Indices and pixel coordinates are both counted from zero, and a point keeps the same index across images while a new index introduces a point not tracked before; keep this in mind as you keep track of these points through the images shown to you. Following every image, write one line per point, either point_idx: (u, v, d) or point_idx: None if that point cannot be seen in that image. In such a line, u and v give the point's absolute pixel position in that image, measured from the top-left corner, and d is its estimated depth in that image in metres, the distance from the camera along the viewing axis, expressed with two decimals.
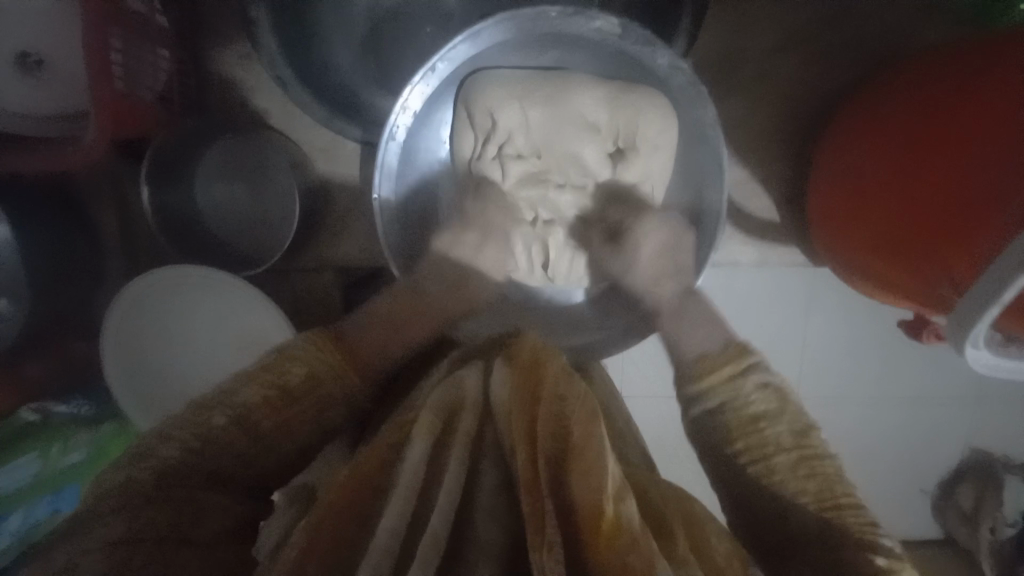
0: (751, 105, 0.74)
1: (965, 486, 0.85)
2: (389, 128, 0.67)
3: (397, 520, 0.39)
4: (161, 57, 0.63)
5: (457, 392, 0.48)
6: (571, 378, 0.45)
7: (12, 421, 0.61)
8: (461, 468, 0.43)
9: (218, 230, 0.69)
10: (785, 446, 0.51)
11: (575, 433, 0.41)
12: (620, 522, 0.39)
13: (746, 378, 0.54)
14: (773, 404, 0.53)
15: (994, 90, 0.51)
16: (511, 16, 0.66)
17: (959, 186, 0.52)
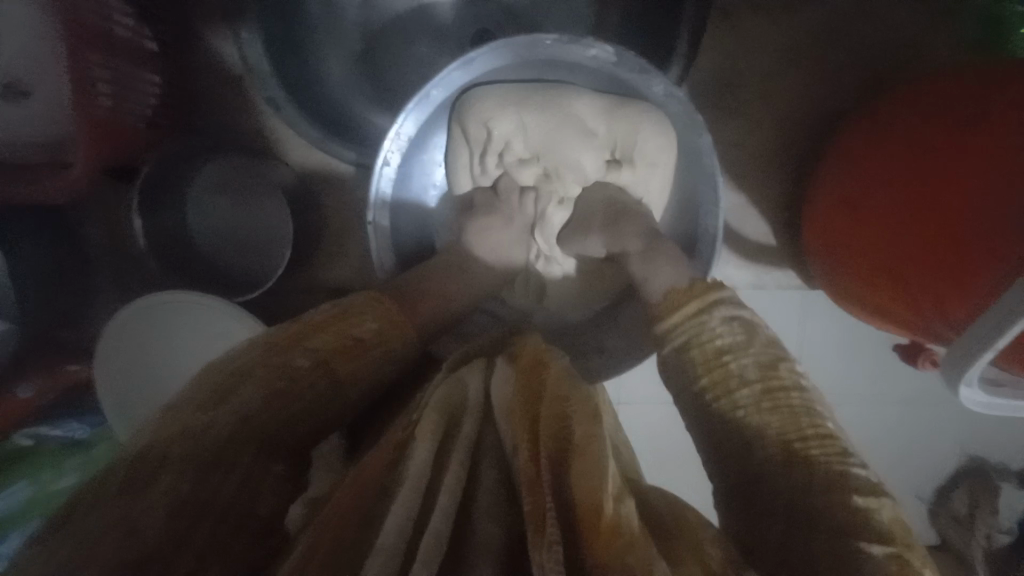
0: (741, 132, 0.76)
1: (961, 492, 0.83)
2: (383, 154, 0.66)
3: (403, 518, 0.40)
4: (148, 81, 0.67)
5: (457, 396, 0.50)
6: (570, 378, 0.48)
7: (6, 446, 0.68)
8: (463, 464, 0.45)
9: (211, 253, 0.73)
10: (747, 378, 0.49)
11: (578, 433, 0.43)
12: (620, 522, 0.39)
13: (712, 313, 0.52)
14: (739, 335, 0.50)
15: (1002, 133, 0.49)
16: (505, 43, 0.64)
17: (962, 227, 0.51)
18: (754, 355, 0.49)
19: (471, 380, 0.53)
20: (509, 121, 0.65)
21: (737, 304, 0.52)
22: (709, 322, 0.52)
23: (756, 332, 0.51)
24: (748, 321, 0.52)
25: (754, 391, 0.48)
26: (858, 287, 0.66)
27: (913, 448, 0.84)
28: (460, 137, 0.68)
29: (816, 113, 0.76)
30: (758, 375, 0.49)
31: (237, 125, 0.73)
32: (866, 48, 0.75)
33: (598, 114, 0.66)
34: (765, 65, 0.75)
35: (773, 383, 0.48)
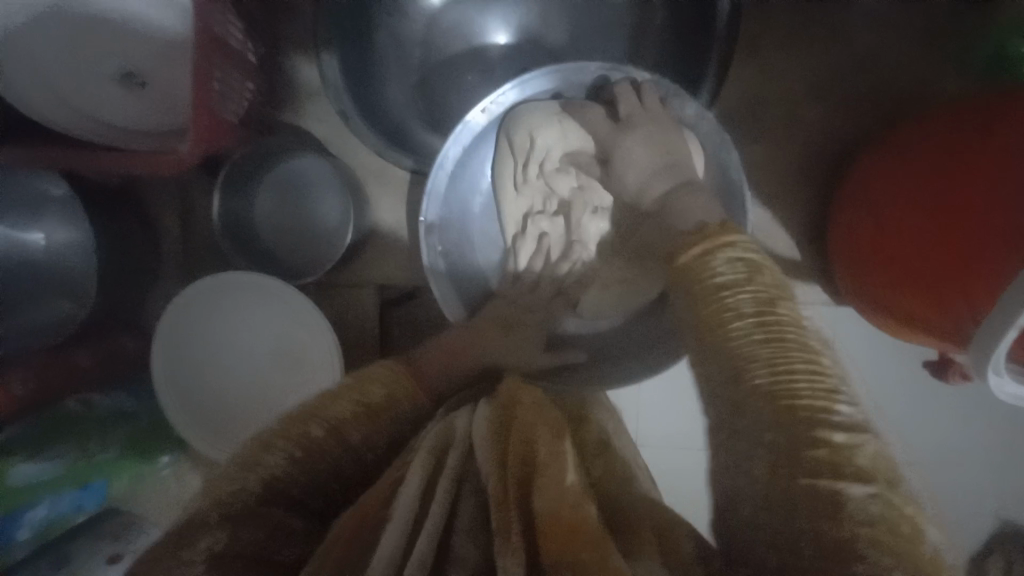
0: (761, 161, 0.83)
1: (997, 558, 0.84)
2: (440, 158, 0.74)
3: (393, 546, 0.42)
4: (246, 88, 0.74)
5: (449, 432, 0.51)
6: (541, 408, 0.54)
7: (59, 409, 0.74)
8: (445, 498, 0.45)
9: (274, 242, 0.80)
10: (745, 314, 0.47)
11: (542, 452, 0.46)
12: (580, 523, 0.41)
13: (716, 253, 0.51)
14: (739, 274, 0.49)
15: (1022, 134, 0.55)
16: (556, 69, 0.74)
17: (993, 216, 0.55)
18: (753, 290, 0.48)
19: (461, 417, 0.54)
20: (550, 131, 0.71)
21: (743, 246, 0.51)
22: (716, 259, 0.51)
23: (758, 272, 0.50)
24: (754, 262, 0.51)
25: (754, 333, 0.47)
26: (879, 299, 0.71)
27: (940, 492, 0.86)
28: (506, 153, 0.75)
29: (830, 150, 0.83)
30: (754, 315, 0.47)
31: (310, 133, 0.83)
32: (879, 96, 0.82)
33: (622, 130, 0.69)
34: (783, 106, 0.83)
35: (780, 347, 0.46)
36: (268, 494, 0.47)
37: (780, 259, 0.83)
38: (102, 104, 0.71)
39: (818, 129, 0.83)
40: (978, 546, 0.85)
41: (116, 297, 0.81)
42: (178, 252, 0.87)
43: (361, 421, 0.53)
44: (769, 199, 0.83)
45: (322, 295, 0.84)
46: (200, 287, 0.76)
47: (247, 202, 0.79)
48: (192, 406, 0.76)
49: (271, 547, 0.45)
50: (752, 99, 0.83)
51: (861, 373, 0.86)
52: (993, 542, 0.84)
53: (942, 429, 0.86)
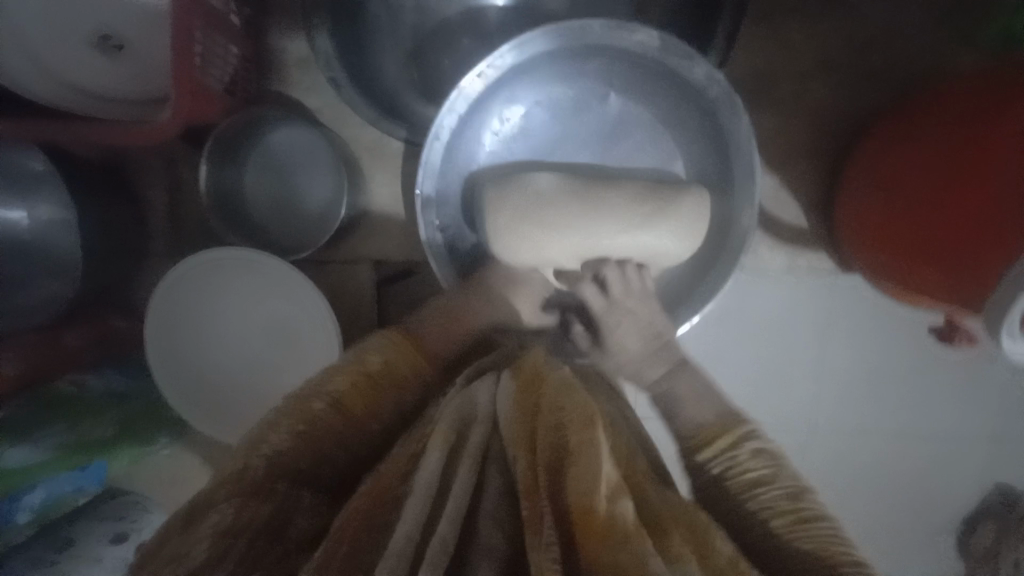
0: (769, 127, 0.80)
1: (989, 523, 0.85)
2: (435, 128, 0.68)
3: (414, 519, 0.42)
4: (230, 53, 0.71)
5: (467, 407, 0.52)
6: (569, 388, 0.49)
7: (52, 390, 0.72)
8: (468, 482, 0.46)
9: (264, 216, 0.77)
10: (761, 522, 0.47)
11: (573, 441, 0.44)
12: (614, 522, 0.40)
13: (743, 445, 0.52)
14: (771, 470, 0.49)
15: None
16: (557, 28, 0.66)
17: (1001, 183, 0.53)
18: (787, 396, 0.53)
19: (480, 392, 0.54)
20: (560, 185, 0.68)
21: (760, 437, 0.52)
22: (741, 456, 0.51)
23: None
24: None
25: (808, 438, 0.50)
26: (887, 267, 0.69)
27: (939, 468, 0.86)
28: (508, 193, 0.68)
29: (840, 115, 0.80)
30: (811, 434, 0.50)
31: (299, 103, 0.79)
32: (895, 60, 0.79)
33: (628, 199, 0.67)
34: (794, 69, 0.80)
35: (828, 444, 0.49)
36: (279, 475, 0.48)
37: (784, 229, 0.81)
38: (72, 65, 0.66)
39: (828, 93, 0.80)
40: (973, 517, 0.86)
41: (110, 273, 0.78)
42: (166, 229, 0.84)
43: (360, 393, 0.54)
44: (776, 167, 0.81)
45: (316, 272, 0.81)
46: (186, 265, 0.73)
47: (235, 174, 0.76)
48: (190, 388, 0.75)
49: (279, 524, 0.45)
50: (762, 63, 0.80)
51: (868, 351, 0.85)
52: (989, 513, 0.86)
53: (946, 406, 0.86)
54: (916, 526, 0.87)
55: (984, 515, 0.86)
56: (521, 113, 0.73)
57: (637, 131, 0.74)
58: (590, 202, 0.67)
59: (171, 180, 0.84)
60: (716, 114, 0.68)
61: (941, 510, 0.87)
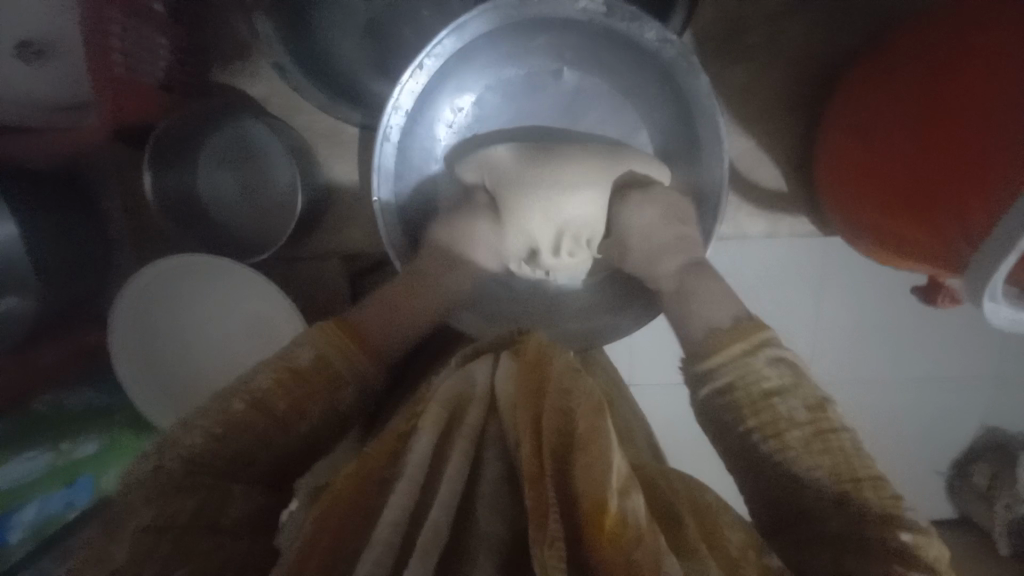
0: (747, 85, 0.76)
1: (981, 464, 0.85)
2: (382, 128, 0.64)
3: (399, 510, 0.38)
4: (160, 44, 0.67)
5: (463, 387, 0.46)
6: (576, 372, 0.44)
7: (29, 411, 0.70)
8: (463, 463, 0.42)
9: (222, 218, 0.75)
10: (799, 421, 0.46)
11: (581, 427, 0.40)
12: (625, 518, 0.37)
13: (759, 352, 0.50)
14: (787, 378, 0.48)
15: (997, 52, 0.50)
16: (493, 6, 0.61)
17: (976, 143, 0.51)
18: (802, 396, 0.47)
19: (477, 367, 0.48)
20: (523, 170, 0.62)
21: (783, 345, 0.50)
22: (758, 362, 0.49)
23: (803, 373, 0.49)
24: (795, 362, 0.49)
25: (805, 432, 0.46)
26: (868, 229, 0.67)
27: (925, 418, 0.87)
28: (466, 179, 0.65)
29: (822, 65, 0.75)
30: (807, 417, 0.46)
31: (247, 91, 0.75)
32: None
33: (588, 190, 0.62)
34: (768, 17, 0.75)
35: (823, 424, 0.46)
36: (201, 455, 0.47)
37: (766, 193, 0.78)
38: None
39: (810, 43, 0.75)
40: (963, 461, 0.87)
41: (82, 283, 0.77)
42: (126, 239, 0.82)
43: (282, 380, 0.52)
44: (757, 127, 0.77)
45: (286, 272, 0.79)
46: (169, 262, 0.71)
47: (188, 175, 0.73)
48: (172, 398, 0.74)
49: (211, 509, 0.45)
50: (734, 12, 0.75)
51: (852, 309, 0.84)
52: (980, 457, 0.86)
53: (928, 357, 0.86)
54: (902, 479, 0.88)
55: (975, 458, 0.86)
56: (473, 100, 0.70)
57: (596, 106, 0.70)
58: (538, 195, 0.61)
59: (125, 184, 0.80)
60: (673, 79, 0.64)
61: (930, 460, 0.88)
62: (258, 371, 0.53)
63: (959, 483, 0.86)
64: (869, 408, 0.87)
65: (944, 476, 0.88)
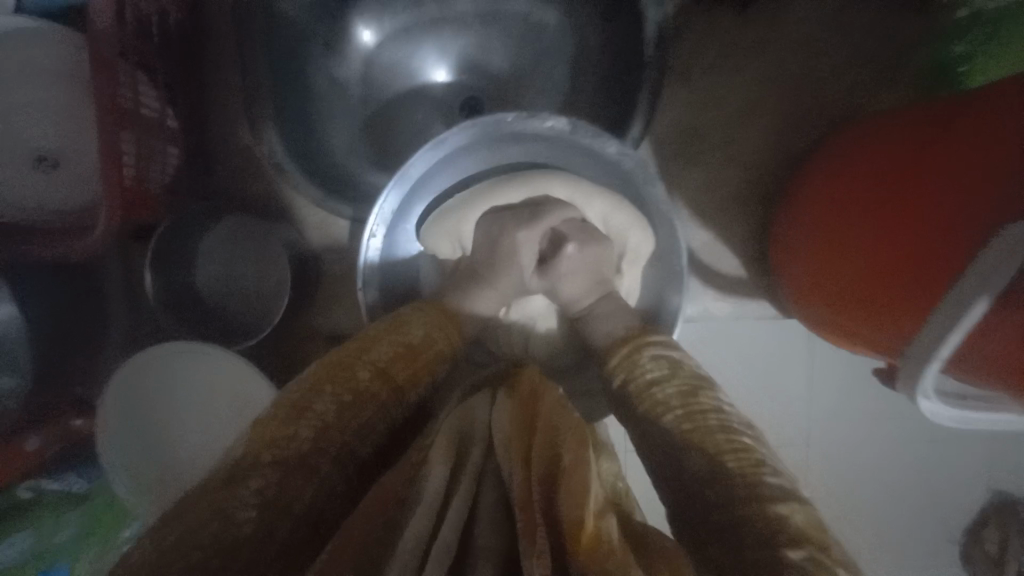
0: (706, 175, 0.83)
1: (991, 531, 0.89)
2: (369, 228, 0.70)
3: (424, 522, 0.41)
4: (170, 154, 0.74)
5: (466, 424, 0.51)
6: (565, 409, 0.47)
7: (9, 497, 0.69)
8: (470, 490, 0.46)
9: (213, 303, 0.79)
10: (672, 405, 0.50)
11: (567, 458, 0.43)
12: (601, 533, 0.39)
13: (641, 352, 0.57)
14: (664, 369, 0.54)
15: (961, 130, 0.54)
16: (470, 125, 0.68)
17: (929, 208, 0.55)
18: (678, 383, 0.52)
19: (478, 406, 0.53)
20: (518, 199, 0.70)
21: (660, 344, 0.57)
22: (640, 358, 0.56)
23: (681, 365, 0.54)
24: (673, 358, 0.55)
25: (676, 415, 0.50)
26: (830, 296, 0.69)
27: (913, 486, 0.91)
28: (464, 210, 0.70)
29: (774, 160, 0.84)
30: (680, 401, 0.50)
31: (246, 188, 0.82)
32: (821, 100, 0.83)
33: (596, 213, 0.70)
34: (721, 120, 0.83)
35: (694, 406, 0.50)
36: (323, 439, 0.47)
37: (727, 275, 0.85)
38: (12, 182, 0.68)
39: (762, 138, 0.84)
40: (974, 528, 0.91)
41: (65, 362, 0.79)
42: (121, 324, 0.85)
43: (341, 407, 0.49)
44: (718, 211, 0.84)
45: (275, 349, 0.83)
46: (181, 343, 0.75)
47: (186, 265, 0.78)
48: (154, 490, 0.75)
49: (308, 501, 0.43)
50: (689, 115, 0.83)
51: (829, 381, 0.89)
52: (988, 522, 0.90)
53: (912, 424, 0.90)
54: (895, 551, 0.91)
55: (984, 523, 0.90)
56: None
57: None
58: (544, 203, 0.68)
59: (124, 271, 0.85)
60: (635, 186, 0.71)
61: (933, 527, 0.91)
62: (376, 342, 0.56)
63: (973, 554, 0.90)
64: (852, 481, 0.90)
65: (957, 543, 0.92)
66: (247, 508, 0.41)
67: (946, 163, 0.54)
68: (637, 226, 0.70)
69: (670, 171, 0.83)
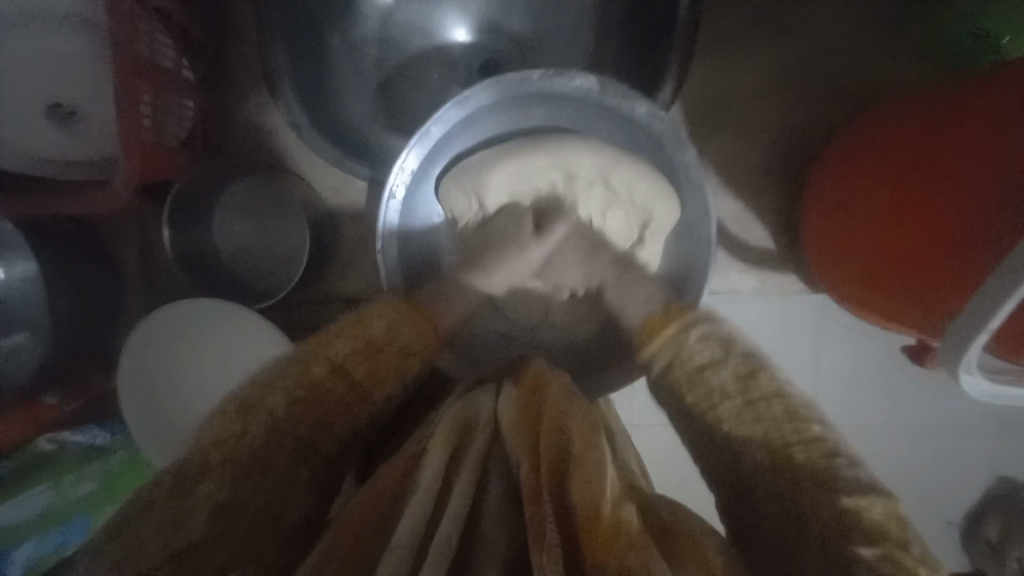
0: (735, 144, 0.81)
1: (990, 517, 0.88)
2: (388, 188, 0.69)
3: (415, 524, 0.39)
4: (185, 108, 0.72)
5: (470, 413, 0.51)
6: (571, 397, 0.48)
7: (30, 450, 0.70)
8: (471, 484, 0.44)
9: (229, 264, 0.78)
10: (729, 390, 0.47)
11: (576, 444, 0.43)
12: (618, 526, 0.38)
13: (689, 333, 0.52)
14: (716, 352, 0.49)
15: (997, 108, 0.52)
16: (494, 82, 0.66)
17: (962, 188, 0.54)
18: (735, 365, 0.48)
19: (482, 397, 0.54)
20: (546, 171, 0.68)
21: (712, 321, 0.52)
22: (689, 340, 0.52)
23: (735, 343, 0.50)
24: (727, 336, 0.51)
25: (735, 403, 0.46)
26: (855, 279, 0.68)
27: (926, 473, 0.91)
28: (490, 167, 0.67)
29: (806, 130, 0.81)
30: (738, 388, 0.47)
31: (265, 148, 0.80)
32: (856, 70, 0.80)
33: (625, 211, 0.69)
34: (751, 88, 0.80)
35: (752, 394, 0.46)
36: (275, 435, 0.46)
37: (753, 250, 0.83)
38: (30, 135, 0.67)
39: (794, 107, 0.80)
40: (972, 513, 0.90)
41: (86, 319, 0.79)
42: (137, 284, 0.85)
43: (364, 360, 0.51)
44: (746, 182, 0.82)
45: (290, 314, 0.82)
46: (176, 307, 0.74)
47: (203, 225, 0.77)
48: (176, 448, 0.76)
49: (276, 507, 0.45)
50: (719, 82, 0.80)
51: (847, 365, 0.88)
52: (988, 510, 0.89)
53: (929, 412, 0.90)
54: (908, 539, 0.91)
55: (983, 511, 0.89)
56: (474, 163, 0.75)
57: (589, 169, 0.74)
58: (573, 190, 0.68)
59: (143, 232, 0.84)
60: (664, 150, 0.69)
61: (943, 513, 0.91)
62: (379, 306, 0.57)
63: (971, 537, 0.89)
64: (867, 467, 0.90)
65: (956, 525, 0.91)
66: (199, 513, 0.41)
67: (979, 142, 0.53)
68: (664, 187, 0.67)
69: (698, 138, 0.81)
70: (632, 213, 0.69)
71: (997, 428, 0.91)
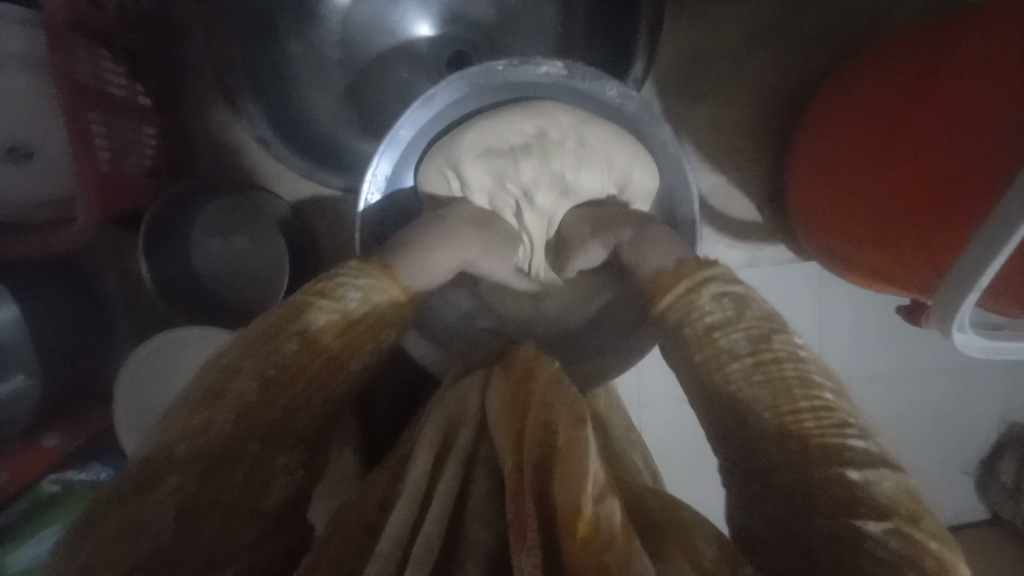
0: (714, 111, 0.79)
1: (1007, 459, 0.87)
2: (363, 198, 0.67)
3: (401, 524, 0.40)
4: (146, 134, 0.73)
5: (459, 409, 0.52)
6: (558, 387, 0.47)
7: (36, 493, 0.71)
8: (455, 479, 0.44)
9: (212, 287, 0.78)
10: (740, 352, 0.48)
11: (560, 440, 0.41)
12: (599, 522, 0.37)
13: (702, 290, 0.51)
14: (728, 311, 0.49)
15: (974, 73, 0.50)
16: (457, 77, 0.64)
17: (948, 150, 0.52)
18: (744, 327, 0.49)
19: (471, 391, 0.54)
20: (522, 130, 0.66)
21: (725, 279, 0.51)
22: (700, 297, 0.51)
23: (745, 304, 0.50)
24: (738, 296, 0.51)
25: (745, 364, 0.47)
26: (849, 252, 0.67)
27: (927, 422, 0.90)
28: (461, 134, 0.65)
29: (786, 89, 0.79)
30: (749, 348, 0.48)
31: (241, 167, 0.79)
32: (834, 21, 0.77)
33: (600, 170, 0.66)
34: (725, 49, 0.78)
35: (764, 354, 0.47)
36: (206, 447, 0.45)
37: (741, 222, 0.82)
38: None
39: (773, 67, 0.78)
40: (989, 456, 0.90)
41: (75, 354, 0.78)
42: (123, 313, 0.84)
43: (338, 336, 0.51)
44: (730, 151, 0.80)
45: None
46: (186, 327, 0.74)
47: (181, 251, 0.76)
48: None
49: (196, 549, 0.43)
50: (689, 48, 0.78)
51: (842, 322, 0.87)
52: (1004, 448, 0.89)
53: (924, 359, 0.89)
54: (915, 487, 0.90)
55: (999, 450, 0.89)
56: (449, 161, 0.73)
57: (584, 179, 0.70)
58: (546, 146, 0.66)
59: (121, 264, 0.83)
60: (639, 131, 0.68)
61: (954, 458, 0.91)
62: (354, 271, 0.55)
63: (989, 480, 0.89)
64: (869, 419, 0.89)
65: (972, 474, 0.91)
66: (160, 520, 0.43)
67: (963, 102, 0.51)
68: (643, 155, 0.66)
69: (677, 110, 0.79)
70: (609, 174, 0.67)
71: (996, 373, 0.90)
